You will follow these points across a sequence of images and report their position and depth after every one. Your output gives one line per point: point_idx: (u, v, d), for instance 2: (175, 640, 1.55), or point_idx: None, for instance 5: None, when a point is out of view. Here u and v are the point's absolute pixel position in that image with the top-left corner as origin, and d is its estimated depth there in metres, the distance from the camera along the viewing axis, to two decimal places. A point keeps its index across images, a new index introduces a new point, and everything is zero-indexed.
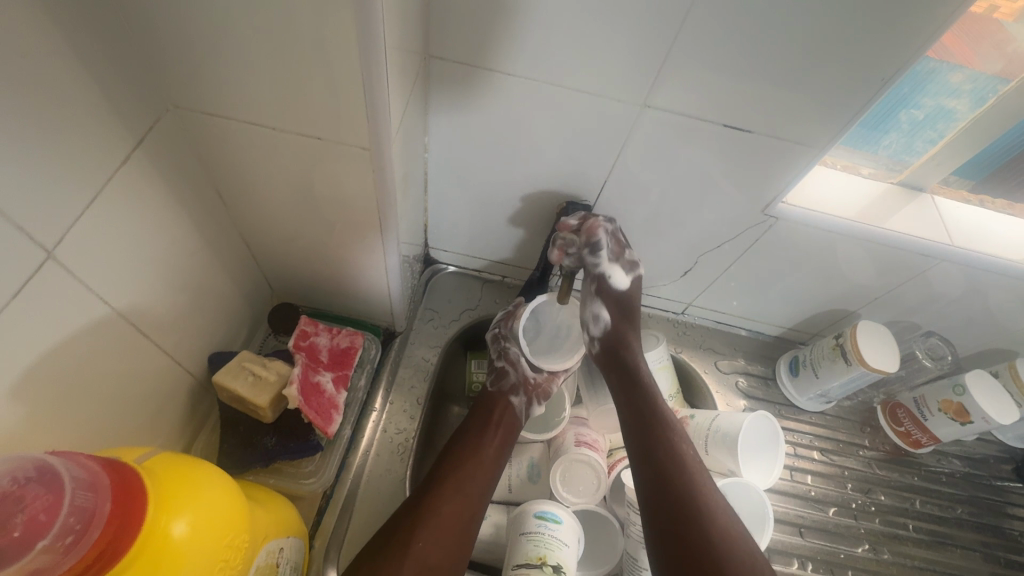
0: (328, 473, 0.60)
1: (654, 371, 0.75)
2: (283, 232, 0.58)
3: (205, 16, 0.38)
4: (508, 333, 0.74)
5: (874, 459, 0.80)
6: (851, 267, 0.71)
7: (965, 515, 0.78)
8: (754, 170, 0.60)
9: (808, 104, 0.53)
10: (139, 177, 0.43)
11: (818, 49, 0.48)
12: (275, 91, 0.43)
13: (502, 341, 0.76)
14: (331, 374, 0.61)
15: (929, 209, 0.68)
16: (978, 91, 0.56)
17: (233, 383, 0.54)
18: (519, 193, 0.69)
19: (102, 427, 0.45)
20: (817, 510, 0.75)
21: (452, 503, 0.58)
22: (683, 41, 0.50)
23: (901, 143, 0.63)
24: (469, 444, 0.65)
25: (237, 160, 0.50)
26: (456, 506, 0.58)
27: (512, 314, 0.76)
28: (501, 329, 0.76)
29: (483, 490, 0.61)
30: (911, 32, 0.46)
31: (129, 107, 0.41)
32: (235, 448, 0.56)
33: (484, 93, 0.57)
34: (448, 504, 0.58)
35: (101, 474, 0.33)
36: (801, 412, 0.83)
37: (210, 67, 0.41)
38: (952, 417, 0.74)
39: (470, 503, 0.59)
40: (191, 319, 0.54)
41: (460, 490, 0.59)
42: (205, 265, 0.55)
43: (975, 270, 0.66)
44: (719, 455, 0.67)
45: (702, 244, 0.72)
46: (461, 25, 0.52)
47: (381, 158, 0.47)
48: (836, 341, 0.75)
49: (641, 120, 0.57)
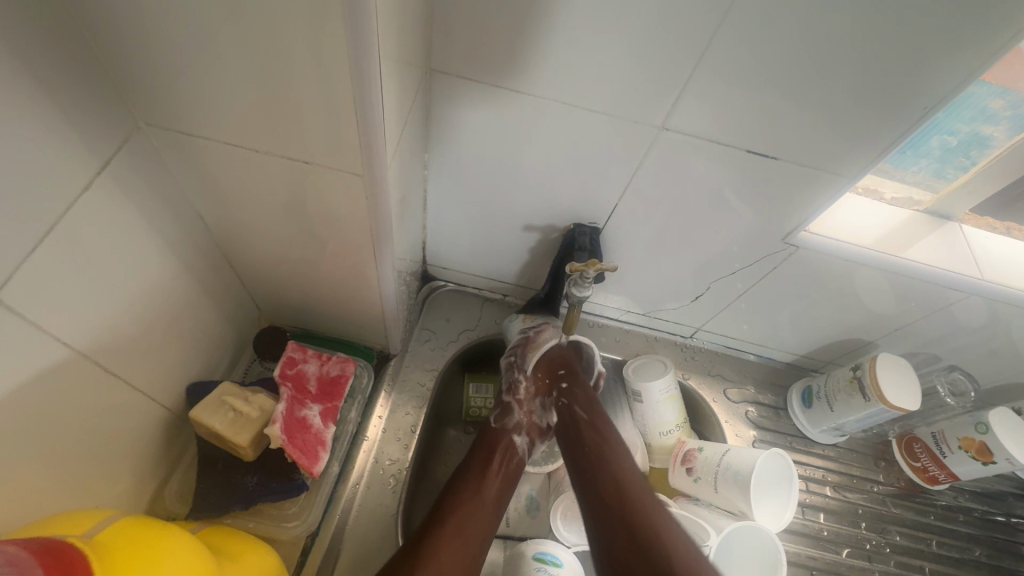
0: (312, 514, 0.57)
1: (660, 401, 0.70)
2: (270, 254, 0.55)
3: (181, 30, 0.34)
4: (521, 363, 0.69)
5: (888, 496, 0.77)
6: (872, 298, 0.67)
7: (983, 557, 0.75)
8: (774, 196, 0.57)
9: (835, 130, 0.49)
10: (106, 204, 0.39)
11: (853, 72, 0.45)
12: (257, 112, 0.39)
13: (515, 371, 0.70)
14: (319, 407, 0.58)
15: (957, 237, 0.64)
16: (1020, 116, 0.52)
17: (210, 420, 0.51)
18: (522, 213, 0.65)
19: (70, 473, 0.41)
20: (831, 551, 0.72)
21: (450, 541, 0.52)
22: (707, 61, 0.46)
23: (930, 168, 0.59)
24: (468, 482, 0.59)
25: (218, 182, 0.46)
26: (457, 551, 0.52)
27: (528, 343, 0.70)
28: (516, 358, 0.70)
29: (484, 534, 0.56)
30: (955, 58, 0.43)
31: (92, 129, 0.37)
32: (213, 488, 0.53)
33: (489, 110, 0.53)
34: (449, 549, 0.52)
35: (27, 557, 0.28)
36: (813, 444, 0.79)
37: (188, 85, 0.38)
38: (974, 456, 0.69)
39: (468, 548, 0.53)
40: (165, 350, 0.50)
41: (459, 534, 0.54)
42: (185, 291, 0.51)
43: (1003, 305, 0.63)
44: (729, 493, 0.63)
45: (714, 268, 0.68)
46: (466, 37, 0.48)
47: (375, 184, 0.43)
48: (854, 373, 0.71)
49: (657, 142, 0.53)
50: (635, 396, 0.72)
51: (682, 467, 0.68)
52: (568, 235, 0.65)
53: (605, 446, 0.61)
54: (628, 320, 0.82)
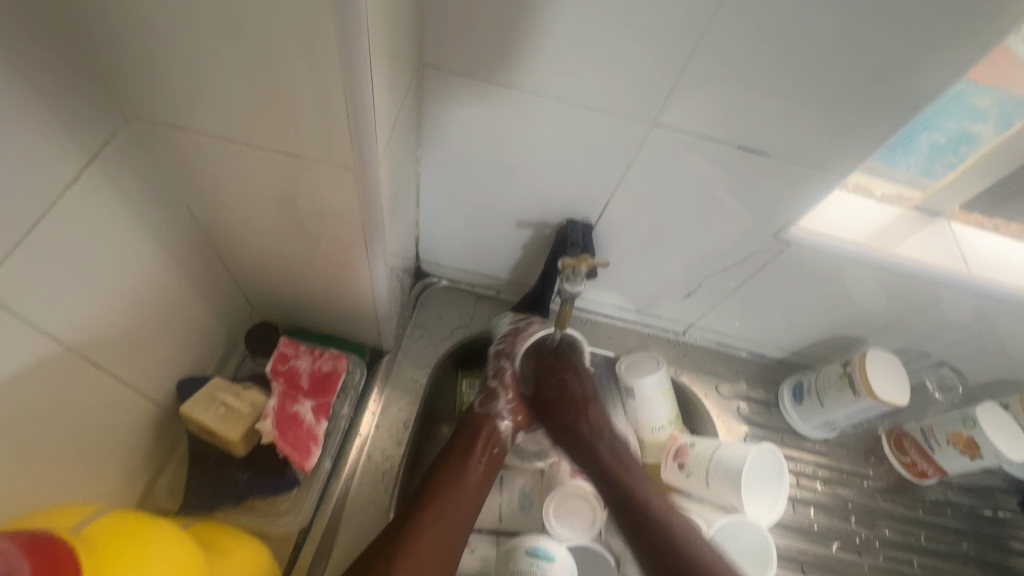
0: (305, 509, 0.57)
1: (652, 397, 0.71)
2: (262, 249, 0.55)
3: (170, 21, 0.34)
4: (509, 352, 0.70)
5: (877, 491, 0.78)
6: (862, 294, 0.67)
7: (970, 551, 0.76)
8: (765, 192, 0.57)
9: (825, 127, 0.49)
10: (94, 198, 0.39)
11: (843, 68, 0.45)
12: (247, 105, 0.39)
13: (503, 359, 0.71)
14: (311, 402, 0.58)
15: (946, 234, 0.64)
16: (1006, 115, 0.53)
17: (202, 415, 0.51)
18: (514, 209, 0.65)
19: (58, 469, 0.41)
20: (820, 545, 0.72)
21: (432, 530, 0.54)
22: (698, 57, 0.46)
23: (919, 166, 0.60)
24: (451, 467, 0.59)
25: (208, 176, 0.46)
26: (437, 537, 0.54)
27: (518, 333, 0.71)
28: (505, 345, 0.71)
29: (465, 520, 0.56)
30: (943, 55, 0.43)
31: (80, 122, 0.37)
32: (204, 483, 0.53)
33: (482, 105, 0.53)
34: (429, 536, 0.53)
35: (17, 554, 0.28)
36: (804, 440, 0.80)
37: (177, 77, 0.38)
38: (962, 451, 0.70)
39: (448, 532, 0.54)
40: (156, 345, 0.50)
41: (442, 519, 0.55)
42: (175, 286, 0.51)
43: (990, 301, 0.63)
44: (720, 489, 0.63)
45: (706, 265, 0.68)
46: (458, 31, 0.48)
47: (366, 179, 0.43)
48: (844, 369, 0.71)
49: (649, 138, 0.53)
50: (627, 394, 0.72)
51: (673, 462, 0.69)
52: (560, 231, 0.65)
53: (629, 464, 0.64)
54: (621, 317, 0.82)
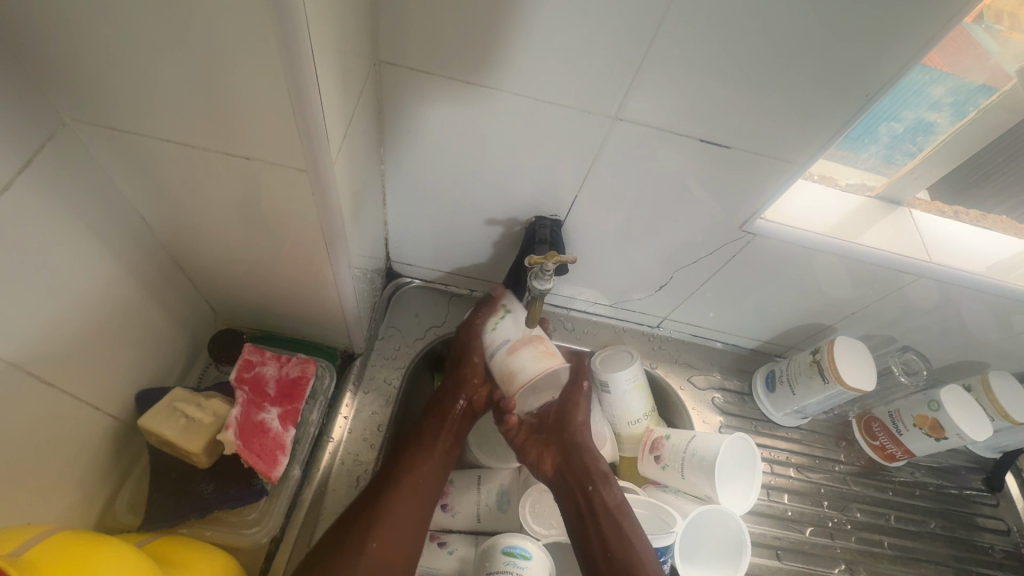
0: (273, 519, 0.56)
1: (627, 391, 0.69)
2: (219, 254, 0.53)
3: (102, 22, 0.33)
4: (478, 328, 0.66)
5: (849, 474, 0.79)
6: (828, 281, 0.68)
7: (938, 529, 0.78)
8: (729, 182, 0.57)
9: (783, 119, 0.50)
10: (31, 206, 0.37)
11: (797, 64, 0.46)
12: (190, 106, 0.37)
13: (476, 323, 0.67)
14: (278, 410, 0.56)
15: (907, 221, 0.66)
16: (960, 103, 0.54)
17: (160, 427, 0.50)
18: (480, 207, 0.64)
19: (8, 489, 0.40)
20: (795, 530, 0.73)
21: (402, 513, 0.56)
22: (654, 53, 0.46)
23: (879, 155, 0.60)
24: (419, 449, 0.62)
25: (157, 180, 0.44)
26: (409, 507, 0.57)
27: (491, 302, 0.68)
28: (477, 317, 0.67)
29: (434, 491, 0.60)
30: (891, 48, 0.44)
31: (9, 127, 0.35)
32: (166, 498, 0.51)
33: (441, 101, 0.53)
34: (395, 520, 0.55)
35: None
36: (777, 427, 0.81)
37: (112, 76, 0.36)
38: (928, 433, 0.72)
39: (417, 497, 0.58)
40: (109, 358, 0.48)
41: (418, 506, 0.58)
42: (128, 295, 0.49)
43: (952, 286, 0.65)
44: (695, 479, 0.63)
45: (677, 258, 0.68)
46: (414, 27, 0.47)
47: (321, 180, 0.42)
48: (813, 357, 0.73)
49: (612, 133, 0.53)
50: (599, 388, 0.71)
51: (650, 455, 0.69)
52: (529, 228, 0.65)
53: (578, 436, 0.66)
54: (595, 311, 0.82)
